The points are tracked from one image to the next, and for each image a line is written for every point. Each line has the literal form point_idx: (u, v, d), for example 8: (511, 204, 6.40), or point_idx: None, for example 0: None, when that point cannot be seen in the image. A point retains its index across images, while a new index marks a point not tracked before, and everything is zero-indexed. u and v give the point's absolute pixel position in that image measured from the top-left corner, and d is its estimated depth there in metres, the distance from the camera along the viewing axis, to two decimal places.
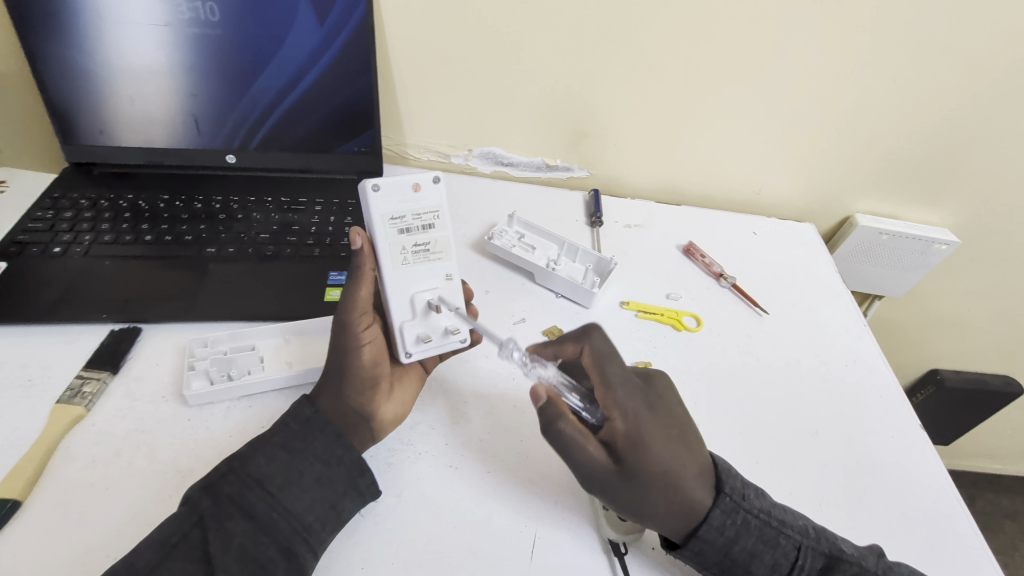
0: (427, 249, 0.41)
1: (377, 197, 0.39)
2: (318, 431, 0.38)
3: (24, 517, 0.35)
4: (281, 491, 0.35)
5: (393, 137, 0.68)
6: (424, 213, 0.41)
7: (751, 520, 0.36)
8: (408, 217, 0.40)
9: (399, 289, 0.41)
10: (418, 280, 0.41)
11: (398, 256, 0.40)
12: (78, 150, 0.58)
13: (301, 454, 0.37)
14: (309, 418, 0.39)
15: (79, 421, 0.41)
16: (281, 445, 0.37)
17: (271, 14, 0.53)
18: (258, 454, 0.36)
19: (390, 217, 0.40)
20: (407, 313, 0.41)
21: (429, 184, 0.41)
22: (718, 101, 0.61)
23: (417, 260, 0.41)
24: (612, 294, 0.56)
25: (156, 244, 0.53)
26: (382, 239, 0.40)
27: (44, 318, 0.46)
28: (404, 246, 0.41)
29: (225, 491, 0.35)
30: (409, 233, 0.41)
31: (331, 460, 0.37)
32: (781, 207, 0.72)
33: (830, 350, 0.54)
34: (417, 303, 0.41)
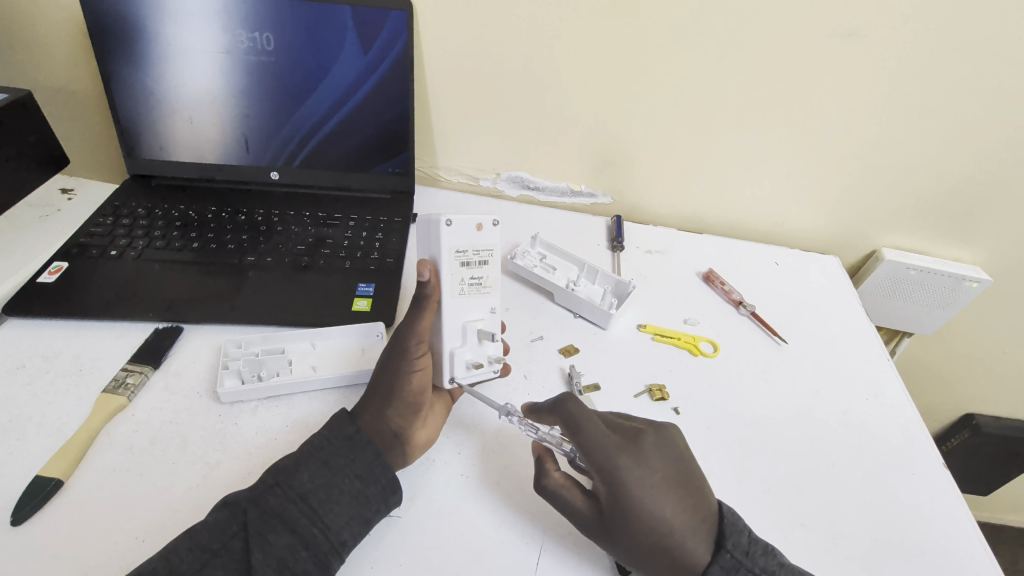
0: (481, 284, 0.42)
1: (447, 230, 0.40)
2: (359, 449, 0.39)
3: (66, 496, 0.38)
4: (322, 506, 0.36)
5: (426, 160, 0.72)
6: (482, 250, 0.41)
7: None
8: (470, 252, 0.41)
9: (454, 318, 0.42)
10: (469, 311, 0.43)
11: (455, 288, 0.41)
12: (139, 163, 0.64)
13: (342, 472, 0.38)
14: (352, 436, 0.40)
15: (120, 410, 0.43)
16: (324, 461, 0.38)
17: (321, 43, 0.58)
18: (302, 468, 0.37)
19: (455, 250, 0.40)
20: (457, 341, 0.43)
21: (491, 224, 0.41)
22: (741, 133, 0.62)
23: (471, 292, 0.42)
24: (631, 316, 0.57)
25: (202, 251, 0.57)
26: (445, 270, 0.41)
27: (98, 313, 0.50)
28: (462, 278, 0.41)
29: (270, 504, 0.35)
30: (468, 266, 0.41)
31: (369, 478, 0.38)
32: (805, 239, 0.72)
33: (852, 382, 0.53)
34: (469, 333, 0.43)
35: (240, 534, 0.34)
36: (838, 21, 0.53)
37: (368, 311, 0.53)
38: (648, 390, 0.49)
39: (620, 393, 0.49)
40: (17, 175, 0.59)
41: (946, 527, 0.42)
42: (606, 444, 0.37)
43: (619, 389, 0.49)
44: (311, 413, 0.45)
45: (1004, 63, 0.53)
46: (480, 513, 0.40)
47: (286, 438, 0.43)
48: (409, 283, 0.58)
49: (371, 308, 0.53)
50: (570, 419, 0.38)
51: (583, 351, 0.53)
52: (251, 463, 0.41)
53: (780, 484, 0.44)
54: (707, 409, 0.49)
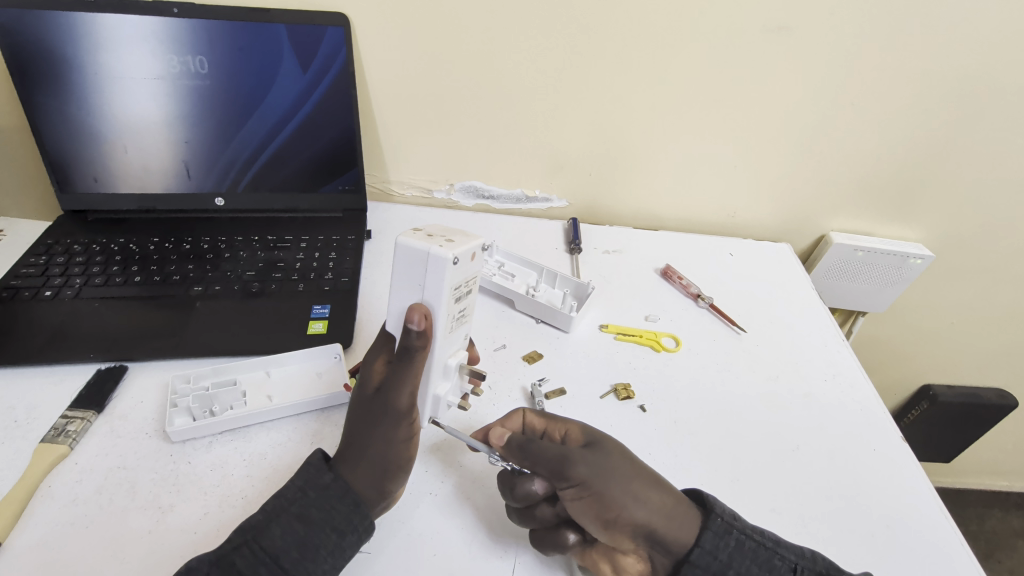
0: (462, 315, 0.40)
1: (451, 268, 0.36)
2: (337, 500, 0.36)
3: (4, 559, 0.35)
4: (294, 567, 0.33)
5: (377, 175, 0.71)
6: (469, 280, 0.39)
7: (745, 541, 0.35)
8: (462, 285, 0.38)
9: (440, 358, 0.40)
10: (451, 346, 0.41)
11: (448, 328, 0.39)
12: (72, 198, 0.60)
13: (317, 525, 0.35)
14: (327, 486, 0.37)
15: (62, 459, 0.41)
16: (299, 514, 0.35)
17: (258, 63, 0.56)
18: (273, 524, 0.35)
19: (453, 289, 0.37)
20: (439, 381, 0.42)
21: (480, 251, 0.38)
22: (685, 130, 0.64)
23: (456, 328, 0.40)
24: (592, 318, 0.57)
25: (145, 284, 0.54)
26: (444, 312, 0.37)
27: (34, 359, 0.47)
28: (452, 314, 0.39)
29: (237, 566, 0.33)
30: (458, 300, 0.39)
31: (345, 529, 0.35)
32: (757, 229, 0.73)
33: (809, 365, 0.55)
34: (450, 370, 0.42)
35: None
36: (767, 16, 0.55)
37: (324, 334, 0.51)
38: (614, 389, 0.49)
39: (586, 396, 0.49)
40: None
41: (909, 498, 0.44)
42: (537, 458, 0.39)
43: (585, 391, 0.49)
44: (268, 445, 0.43)
45: (923, 48, 0.55)
46: (449, 536, 0.39)
47: (244, 472, 0.41)
48: (366, 303, 0.57)
49: (328, 330, 0.52)
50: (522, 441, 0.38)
51: (546, 356, 0.52)
52: (208, 503, 0.39)
53: (749, 471, 0.44)
54: (675, 404, 0.49)
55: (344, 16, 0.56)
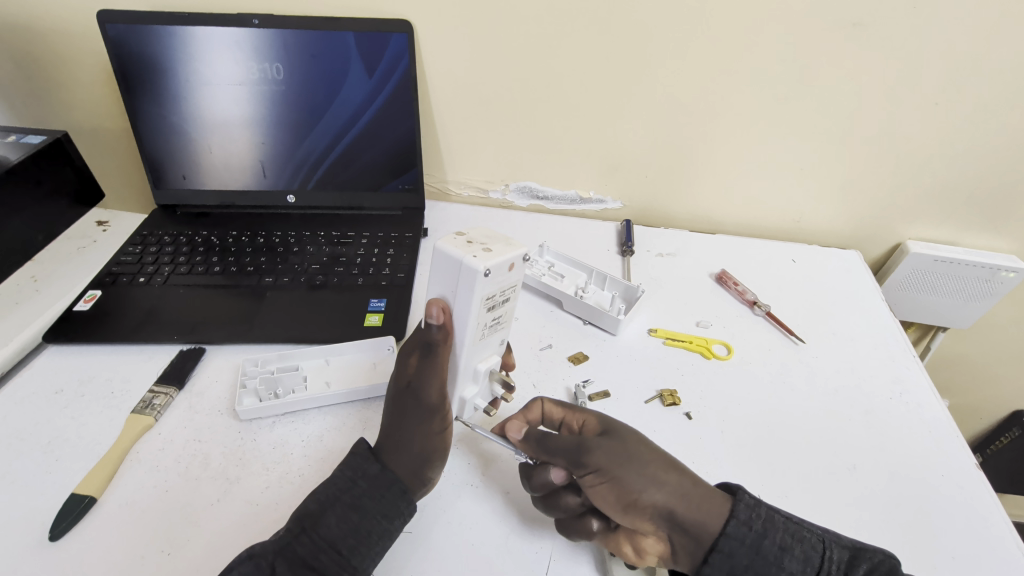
0: (498, 323, 0.40)
1: (483, 280, 0.35)
2: (387, 488, 0.37)
3: (99, 514, 0.40)
4: (352, 552, 0.34)
5: (436, 176, 0.73)
6: (507, 290, 0.38)
7: (774, 515, 0.32)
8: (497, 295, 0.37)
9: (469, 362, 0.41)
10: (481, 352, 0.41)
11: (478, 335, 0.39)
12: (165, 194, 0.67)
13: (370, 513, 0.36)
14: (377, 475, 0.38)
15: (148, 430, 0.46)
16: (352, 504, 0.36)
17: (328, 69, 0.60)
18: (328, 513, 0.35)
19: (484, 299, 0.37)
20: (467, 382, 0.42)
21: (522, 261, 0.37)
22: (747, 131, 0.62)
23: (488, 335, 0.40)
24: (641, 321, 0.57)
25: (223, 274, 0.59)
26: (472, 320, 0.37)
27: (128, 338, 0.52)
28: (484, 322, 0.39)
29: (298, 554, 0.34)
30: (492, 310, 0.38)
31: (395, 515, 0.37)
32: (824, 235, 0.70)
33: (873, 381, 0.51)
34: (480, 375, 0.42)
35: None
36: (841, 11, 0.52)
37: (379, 326, 0.54)
38: (659, 395, 0.49)
39: (630, 400, 0.49)
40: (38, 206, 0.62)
41: (980, 531, 0.40)
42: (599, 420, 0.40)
43: (629, 395, 0.49)
44: (324, 428, 0.46)
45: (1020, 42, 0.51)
46: (486, 528, 0.40)
47: (302, 452, 0.44)
48: (419, 299, 0.60)
49: (383, 323, 0.55)
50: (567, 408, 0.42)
51: (592, 358, 0.52)
52: (269, 478, 0.43)
53: (798, 487, 0.42)
54: (722, 414, 0.48)
55: (408, 22, 0.59)
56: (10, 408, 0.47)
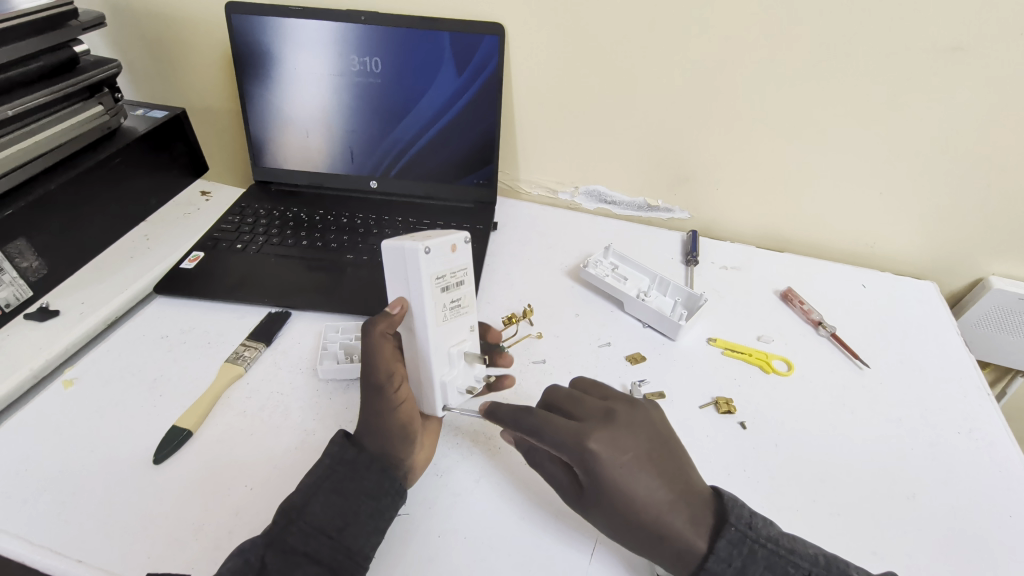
0: (459, 305, 0.43)
1: (426, 259, 0.39)
2: (365, 471, 0.40)
3: (194, 447, 0.45)
4: (341, 532, 0.38)
5: (508, 173, 0.76)
6: (457, 271, 0.42)
7: (758, 550, 0.35)
8: (447, 275, 0.41)
9: (440, 345, 0.42)
10: (452, 335, 0.43)
11: (439, 316, 0.41)
12: (263, 171, 0.73)
13: (352, 495, 0.39)
14: (354, 460, 0.41)
15: (237, 379, 0.50)
16: (333, 489, 0.40)
17: (422, 65, 0.64)
18: (313, 501, 0.39)
19: (434, 278, 0.40)
20: (445, 368, 0.44)
21: (462, 243, 0.42)
22: (826, 150, 0.61)
23: (452, 316, 0.42)
24: (701, 330, 0.57)
25: (309, 248, 0.64)
26: (428, 299, 0.40)
27: (225, 297, 0.58)
28: (443, 303, 0.42)
29: (287, 542, 0.37)
30: (447, 290, 0.41)
31: (379, 495, 0.40)
32: (899, 263, 0.68)
33: (942, 414, 0.50)
34: (455, 358, 0.44)
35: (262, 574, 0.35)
36: (941, 34, 0.51)
37: None
38: (714, 402, 0.49)
39: (684, 403, 0.50)
40: (156, 171, 0.70)
41: None
42: (564, 429, 0.39)
43: (684, 399, 0.50)
44: None
45: None
46: (539, 504, 0.42)
47: None
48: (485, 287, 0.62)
49: None
50: (528, 425, 0.40)
51: (650, 360, 0.54)
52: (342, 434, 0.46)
53: (850, 508, 0.42)
54: (778, 428, 0.48)
55: (501, 26, 0.62)
56: (124, 346, 0.53)
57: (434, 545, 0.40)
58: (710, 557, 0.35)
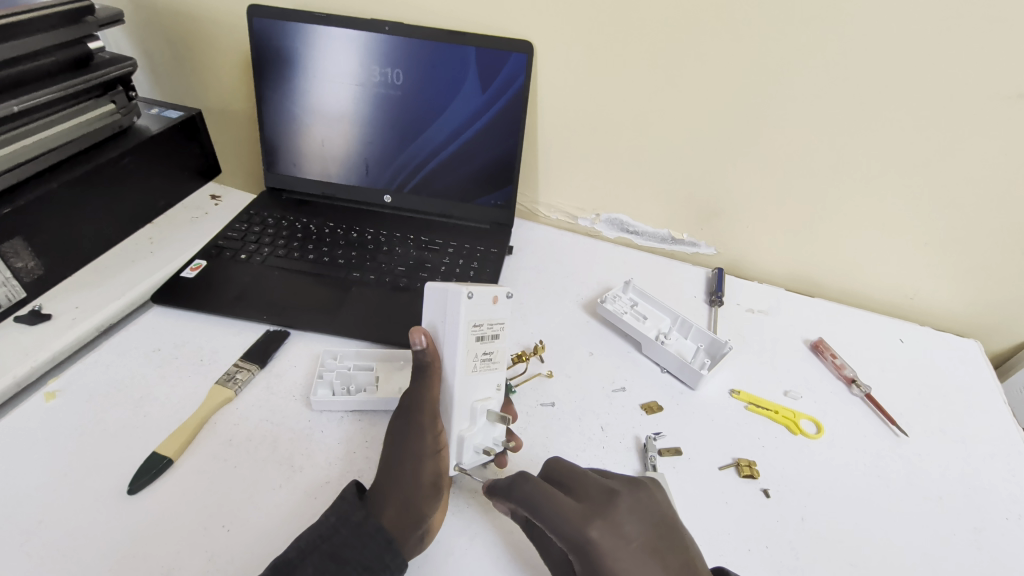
0: (491, 359, 0.41)
1: (467, 304, 0.39)
2: (369, 537, 0.37)
3: (173, 477, 0.42)
4: None
5: (527, 195, 0.72)
6: (495, 324, 0.41)
7: None
8: (485, 326, 0.40)
9: (465, 399, 0.41)
10: (478, 389, 0.41)
11: (469, 364, 0.40)
12: (275, 178, 0.71)
13: (349, 564, 0.36)
14: (360, 523, 0.38)
15: (227, 402, 0.48)
16: (330, 552, 0.36)
17: (445, 80, 0.61)
18: (305, 562, 0.35)
19: (472, 325, 0.39)
20: (465, 423, 0.41)
21: (505, 296, 0.41)
22: (869, 195, 0.57)
23: (483, 369, 0.41)
24: (723, 379, 0.53)
25: (315, 262, 0.62)
26: (461, 346, 0.39)
27: (223, 310, 0.55)
28: (476, 354, 0.40)
29: None
30: (481, 341, 0.40)
31: (376, 568, 0.36)
32: (940, 317, 0.63)
33: (988, 495, 0.45)
34: (478, 414, 0.41)
35: None
36: (1006, 81, 0.48)
37: None
38: (735, 463, 0.45)
39: (703, 462, 0.46)
40: (166, 173, 0.68)
41: None
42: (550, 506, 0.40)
43: (703, 458, 0.46)
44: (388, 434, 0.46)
45: None
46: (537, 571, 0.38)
47: (364, 453, 0.45)
48: None
49: None
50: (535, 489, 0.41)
51: (667, 410, 0.50)
52: (331, 472, 0.43)
53: None
54: (805, 498, 0.44)
55: (530, 44, 0.59)
56: (113, 357, 0.51)
57: None
58: None
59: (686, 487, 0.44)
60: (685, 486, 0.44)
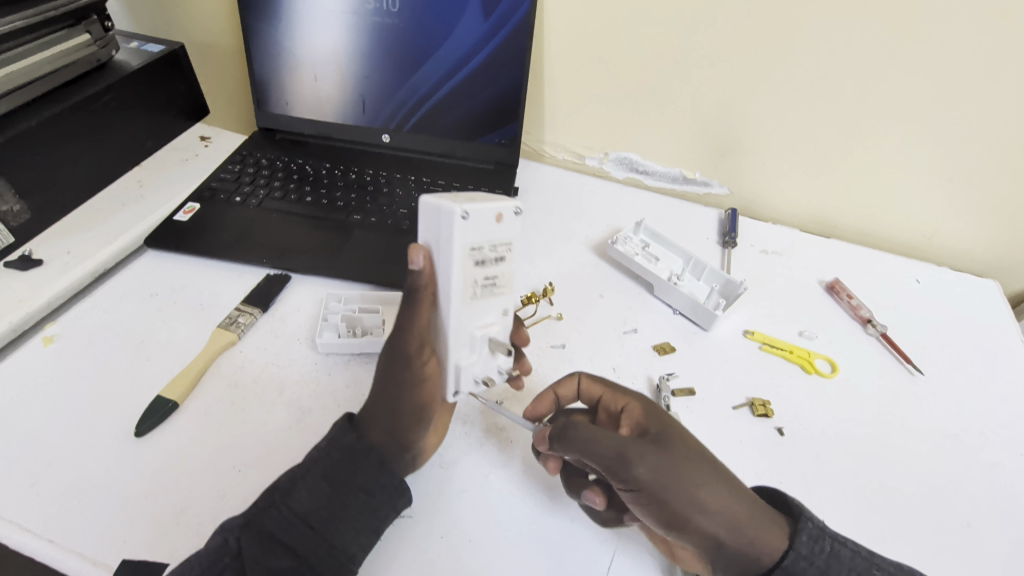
0: (497, 284, 0.34)
1: (462, 224, 0.30)
2: (361, 458, 0.35)
3: (180, 420, 0.41)
4: (324, 526, 0.33)
5: (532, 134, 0.69)
6: (499, 244, 0.33)
7: (841, 549, 0.33)
8: (486, 248, 0.32)
9: (464, 328, 0.34)
10: (481, 317, 0.34)
11: (466, 293, 0.33)
12: (268, 117, 0.67)
13: (344, 485, 0.35)
14: (351, 446, 0.36)
15: (230, 346, 0.46)
16: (323, 475, 0.35)
17: (444, 6, 0.57)
18: (299, 485, 0.34)
19: (469, 248, 0.31)
20: (466, 354, 0.35)
21: (512, 214, 0.32)
22: (894, 129, 0.54)
23: (485, 296, 0.34)
24: (737, 320, 0.52)
25: (314, 205, 0.59)
26: (456, 272, 0.32)
27: (220, 255, 0.53)
28: (476, 279, 0.33)
29: (267, 529, 0.32)
30: (483, 265, 0.32)
31: (372, 488, 0.35)
32: (957, 257, 0.62)
33: (1003, 431, 0.45)
34: (479, 345, 0.35)
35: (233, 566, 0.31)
36: None
37: None
38: (750, 402, 0.45)
39: (717, 402, 0.45)
40: (151, 112, 0.65)
41: None
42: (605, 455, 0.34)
43: (716, 397, 0.45)
44: None
45: None
46: (551, 509, 0.39)
47: None
48: None
49: None
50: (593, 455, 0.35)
51: (680, 351, 0.49)
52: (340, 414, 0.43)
53: (898, 531, 0.38)
54: (819, 435, 0.44)
55: None
56: (110, 303, 0.49)
57: (435, 547, 0.36)
58: (790, 554, 0.32)
59: (700, 426, 0.43)
60: (700, 426, 0.43)
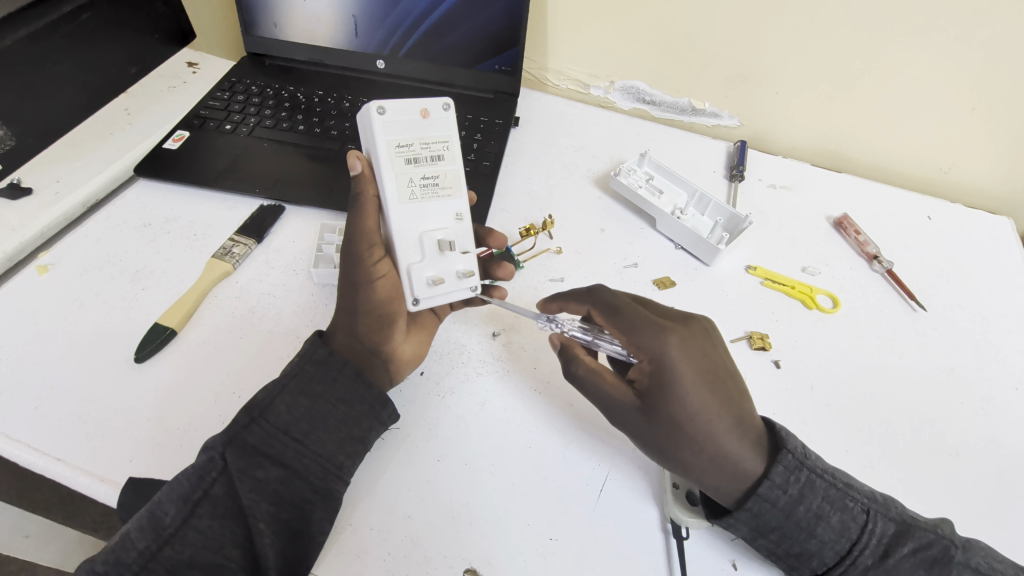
0: (436, 183, 0.38)
1: (382, 118, 0.35)
2: (337, 369, 0.36)
3: (178, 348, 0.41)
4: (306, 438, 0.34)
5: (535, 60, 0.65)
6: (431, 143, 0.37)
7: (816, 480, 0.32)
8: (416, 144, 0.37)
9: (408, 226, 0.37)
10: (427, 218, 0.37)
11: (405, 190, 0.37)
12: (255, 41, 0.64)
13: (322, 398, 0.35)
14: (325, 359, 0.36)
15: (226, 276, 0.46)
16: (301, 390, 0.35)
17: None
18: (277, 400, 0.34)
19: (396, 145, 0.36)
20: (416, 255, 0.37)
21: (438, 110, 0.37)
22: (921, 56, 0.51)
23: (425, 195, 0.37)
24: (740, 255, 0.51)
25: (307, 133, 0.57)
26: (387, 166, 0.36)
27: (212, 184, 0.52)
28: (412, 177, 0.37)
29: (250, 442, 0.32)
30: (416, 163, 0.37)
31: (353, 399, 0.36)
32: (973, 194, 0.60)
33: (1001, 368, 0.45)
34: (426, 244, 0.37)
35: (219, 478, 0.31)
36: None
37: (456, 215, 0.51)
38: (748, 336, 0.45)
39: None
40: None
41: None
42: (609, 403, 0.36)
43: None
44: None
45: None
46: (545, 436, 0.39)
47: None
48: (503, 192, 0.56)
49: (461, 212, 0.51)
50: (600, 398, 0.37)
51: (679, 285, 0.48)
52: None
53: (886, 461, 0.39)
54: (815, 368, 0.44)
55: None
56: (103, 232, 0.49)
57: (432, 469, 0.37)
58: (765, 483, 0.32)
59: None
60: None
